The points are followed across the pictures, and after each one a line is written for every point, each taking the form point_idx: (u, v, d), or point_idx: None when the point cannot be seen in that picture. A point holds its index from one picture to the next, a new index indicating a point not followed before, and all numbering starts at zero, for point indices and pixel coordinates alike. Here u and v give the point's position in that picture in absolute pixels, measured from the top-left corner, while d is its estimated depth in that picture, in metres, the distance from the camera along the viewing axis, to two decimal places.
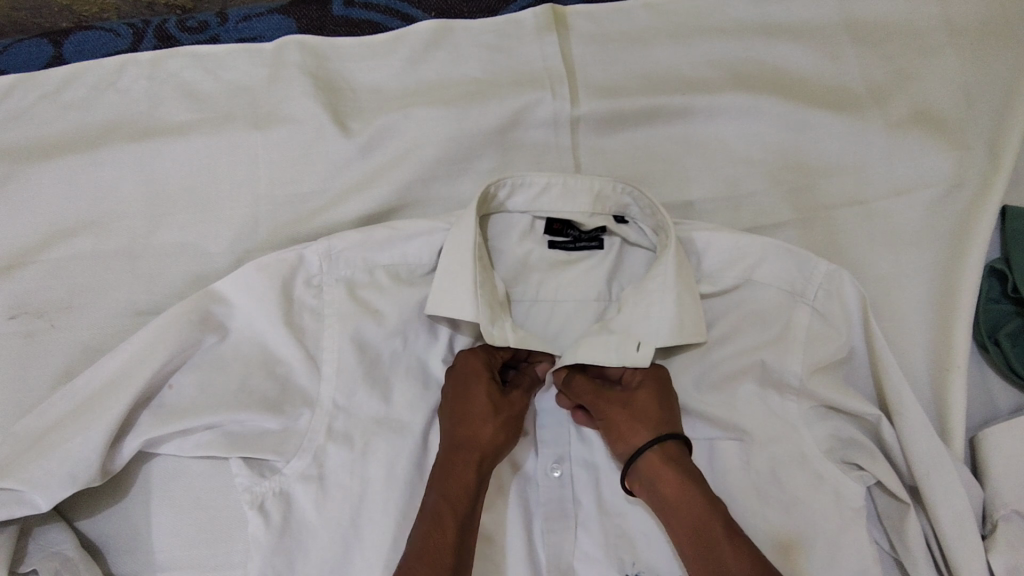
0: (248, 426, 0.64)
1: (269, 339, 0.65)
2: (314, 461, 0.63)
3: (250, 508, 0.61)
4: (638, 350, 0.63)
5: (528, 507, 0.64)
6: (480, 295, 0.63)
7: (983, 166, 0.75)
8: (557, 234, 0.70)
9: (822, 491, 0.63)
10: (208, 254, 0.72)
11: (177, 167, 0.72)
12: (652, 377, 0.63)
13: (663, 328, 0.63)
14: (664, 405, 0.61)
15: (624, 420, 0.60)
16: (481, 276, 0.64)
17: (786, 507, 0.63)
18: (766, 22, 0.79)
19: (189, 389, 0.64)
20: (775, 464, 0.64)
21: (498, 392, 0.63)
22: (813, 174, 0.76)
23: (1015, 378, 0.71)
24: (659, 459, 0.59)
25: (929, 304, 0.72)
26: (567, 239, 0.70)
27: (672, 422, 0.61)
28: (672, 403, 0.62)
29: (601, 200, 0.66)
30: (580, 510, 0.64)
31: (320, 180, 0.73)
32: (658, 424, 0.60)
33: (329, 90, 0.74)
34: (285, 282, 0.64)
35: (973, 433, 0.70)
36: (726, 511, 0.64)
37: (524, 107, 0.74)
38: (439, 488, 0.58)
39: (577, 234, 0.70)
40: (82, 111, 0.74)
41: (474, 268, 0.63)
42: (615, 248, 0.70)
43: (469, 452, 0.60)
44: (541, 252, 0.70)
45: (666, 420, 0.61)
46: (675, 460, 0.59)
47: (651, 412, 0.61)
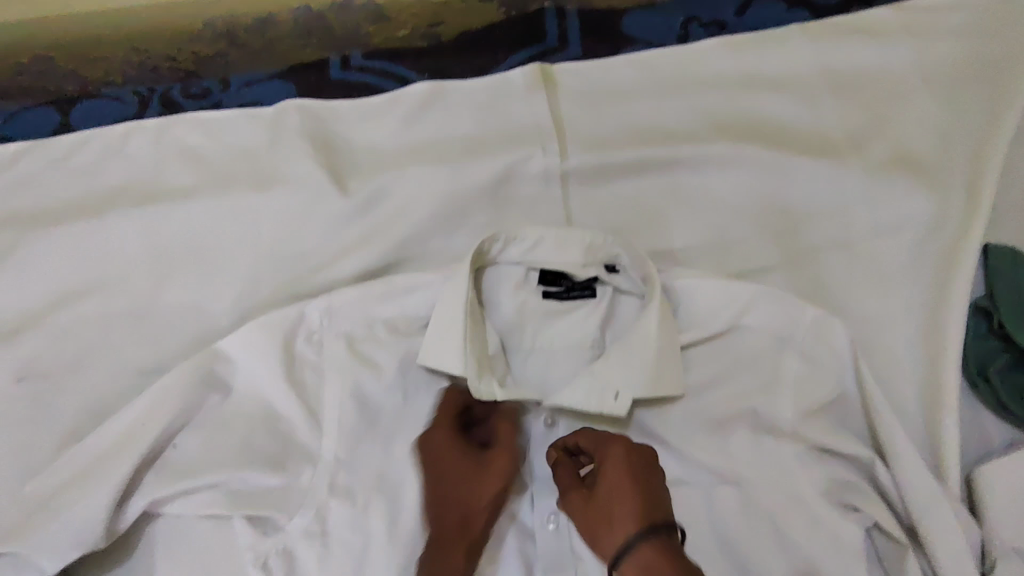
0: (251, 484, 0.64)
1: (271, 396, 0.67)
2: (316, 517, 0.63)
3: (253, 568, 0.61)
4: (616, 400, 0.65)
5: (528, 559, 0.64)
6: (471, 350, 0.65)
7: (963, 207, 0.77)
8: (552, 284, 0.72)
9: (821, 534, 0.63)
10: (212, 313, 0.73)
11: (183, 230, 0.75)
12: (618, 449, 0.63)
13: (639, 381, 0.65)
14: (628, 494, 0.60)
15: (589, 525, 0.62)
16: (471, 331, 0.65)
17: (785, 552, 0.64)
18: (747, 74, 0.82)
19: (193, 448, 0.65)
20: (773, 509, 0.64)
21: (475, 460, 0.66)
22: (798, 219, 0.78)
23: (1007, 414, 0.72)
24: (636, 564, 0.57)
25: (917, 343, 0.74)
26: (560, 288, 0.72)
27: (641, 510, 0.59)
28: (635, 480, 0.61)
29: (591, 254, 0.68)
30: (580, 561, 0.64)
31: (319, 237, 0.75)
32: (625, 523, 0.59)
33: (327, 151, 0.77)
34: (286, 340, 0.67)
35: (970, 470, 0.71)
36: (727, 557, 0.64)
37: (515, 163, 0.76)
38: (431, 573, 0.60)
39: (570, 283, 0.72)
40: (89, 177, 0.77)
41: (463, 325, 0.65)
42: (607, 296, 0.72)
43: (458, 528, 0.63)
44: (536, 303, 0.72)
45: (632, 516, 0.59)
46: (654, 560, 0.56)
47: (614, 514, 0.60)
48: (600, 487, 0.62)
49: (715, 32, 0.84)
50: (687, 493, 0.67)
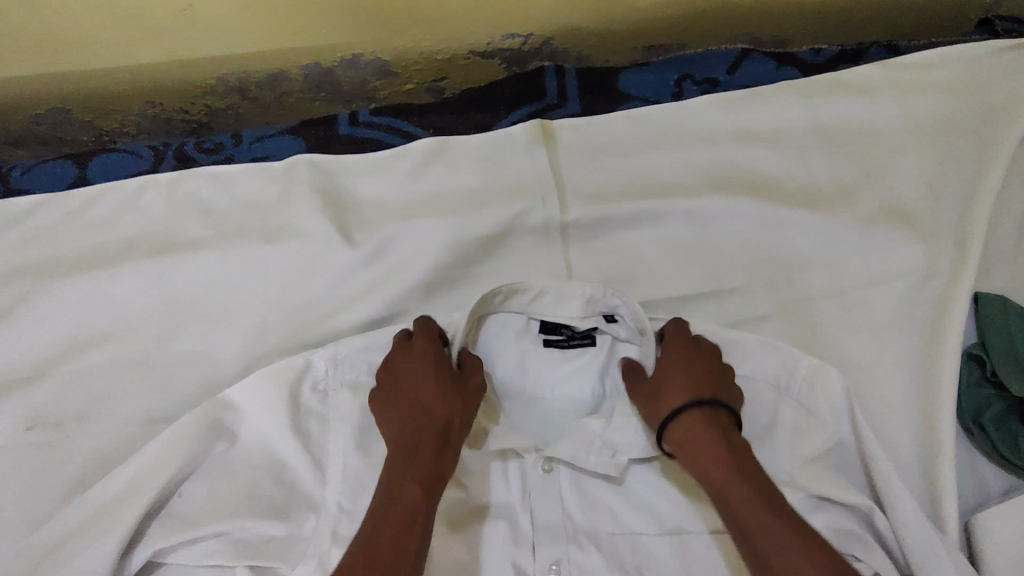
0: (256, 533, 0.64)
1: (277, 444, 0.68)
2: (319, 567, 0.62)
3: None
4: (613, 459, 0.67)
5: None
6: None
7: (951, 257, 0.79)
8: (551, 335, 0.72)
9: None
10: (219, 361, 0.75)
11: (194, 280, 0.77)
12: (683, 350, 0.67)
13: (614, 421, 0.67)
14: (690, 373, 0.65)
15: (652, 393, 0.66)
16: None
17: None
18: (740, 128, 0.85)
19: (200, 497, 0.66)
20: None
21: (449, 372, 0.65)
22: (791, 268, 0.80)
23: (1004, 461, 0.73)
24: (682, 433, 0.62)
25: (912, 390, 0.75)
26: (561, 337, 0.72)
27: (700, 387, 0.64)
28: (692, 368, 0.66)
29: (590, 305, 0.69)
30: None
31: (326, 288, 0.77)
32: (680, 391, 0.64)
33: (335, 204, 0.79)
34: (292, 390, 0.68)
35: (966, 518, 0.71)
36: None
37: (516, 215, 0.79)
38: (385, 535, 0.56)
39: (571, 333, 0.72)
40: (104, 229, 0.79)
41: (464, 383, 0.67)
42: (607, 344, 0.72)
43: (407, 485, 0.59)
44: (536, 353, 0.73)
45: (691, 388, 0.64)
46: (698, 428, 0.62)
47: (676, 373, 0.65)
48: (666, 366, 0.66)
49: (707, 89, 0.88)
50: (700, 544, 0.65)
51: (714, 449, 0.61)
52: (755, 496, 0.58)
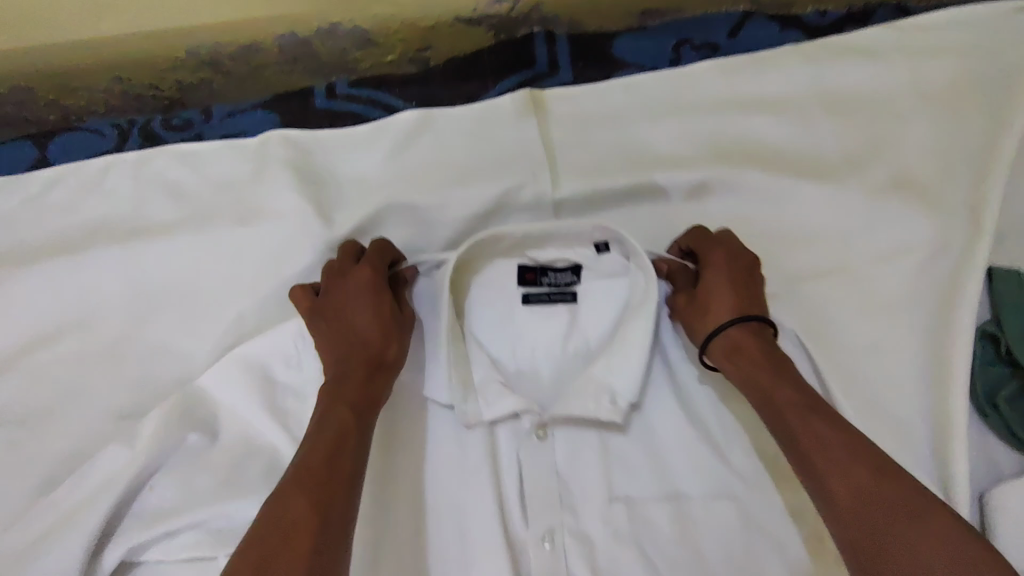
0: (236, 518, 0.62)
1: (252, 428, 0.65)
2: None
3: None
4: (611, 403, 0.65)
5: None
6: (450, 373, 0.65)
7: (964, 230, 0.75)
8: (531, 285, 0.72)
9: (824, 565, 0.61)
10: (192, 350, 0.70)
11: (164, 265, 0.72)
12: (722, 262, 0.69)
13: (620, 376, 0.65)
14: (732, 288, 0.68)
15: (690, 311, 0.68)
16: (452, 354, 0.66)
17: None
18: (742, 96, 0.80)
19: (170, 490, 0.62)
20: (779, 536, 0.62)
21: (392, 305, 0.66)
22: (794, 244, 0.77)
23: (1019, 442, 0.70)
24: (724, 346, 0.65)
25: (924, 368, 0.71)
26: (541, 290, 0.72)
27: (741, 304, 0.67)
28: (734, 282, 0.68)
29: (575, 236, 0.69)
30: None
31: (304, 270, 0.72)
32: (727, 308, 0.66)
33: (312, 182, 0.74)
34: (266, 369, 0.67)
35: (982, 493, 0.68)
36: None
37: (506, 191, 0.75)
38: (329, 438, 0.56)
39: (550, 285, 0.72)
40: (66, 213, 0.74)
41: (447, 345, 0.66)
42: (591, 285, 0.71)
43: (359, 397, 0.60)
44: (518, 308, 0.72)
45: (735, 305, 0.67)
46: (742, 339, 0.65)
47: (719, 290, 0.68)
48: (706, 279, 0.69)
49: (707, 54, 0.83)
50: (702, 508, 0.63)
51: (765, 370, 0.63)
52: (804, 412, 0.59)
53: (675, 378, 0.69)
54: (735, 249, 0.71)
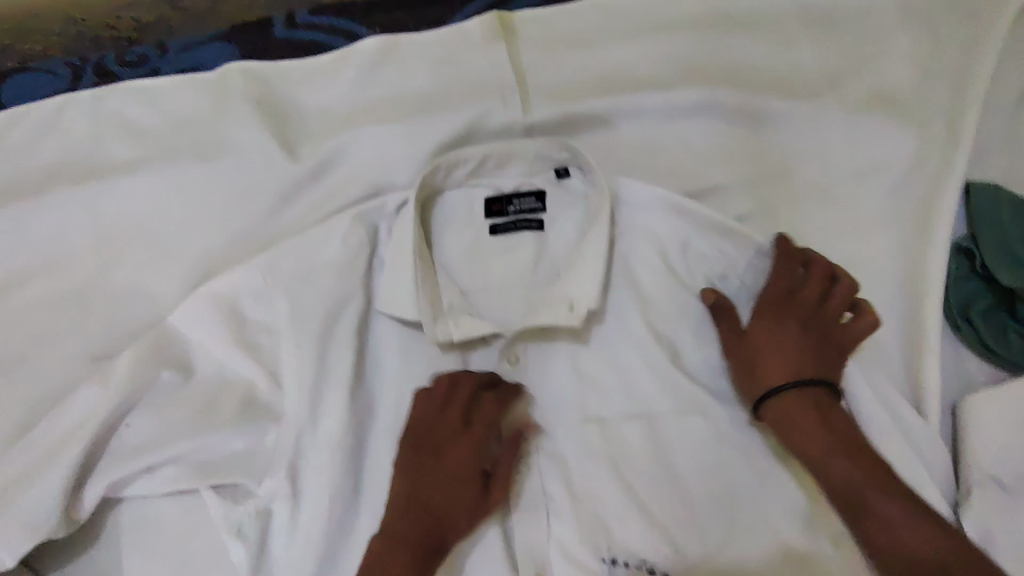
0: (216, 452, 0.65)
1: (227, 363, 0.66)
2: (287, 479, 0.64)
3: (228, 535, 0.63)
4: (572, 311, 0.70)
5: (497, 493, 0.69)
6: (420, 291, 0.67)
7: (942, 144, 0.74)
8: (498, 214, 0.76)
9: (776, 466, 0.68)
10: (161, 290, 0.70)
11: (126, 205, 0.71)
12: (766, 303, 0.68)
13: (594, 294, 0.69)
14: (797, 337, 0.66)
15: (747, 355, 0.67)
16: (421, 271, 0.68)
17: (744, 487, 0.67)
18: (720, 11, 0.77)
19: (145, 428, 0.63)
20: (738, 450, 0.68)
21: (462, 418, 0.65)
22: (772, 164, 0.76)
23: (990, 353, 0.71)
24: (778, 411, 0.64)
25: (898, 284, 0.71)
26: (507, 219, 0.76)
27: (806, 364, 0.65)
28: (798, 347, 0.65)
29: (539, 158, 0.73)
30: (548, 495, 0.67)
31: (271, 206, 0.71)
32: (789, 366, 0.65)
33: (276, 116, 0.72)
34: (235, 305, 0.67)
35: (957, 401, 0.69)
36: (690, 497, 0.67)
37: (475, 119, 0.73)
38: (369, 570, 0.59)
39: (515, 214, 0.76)
40: (20, 155, 0.71)
41: (414, 264, 0.68)
42: (555, 213, 0.76)
43: (409, 510, 0.62)
44: (486, 239, 0.76)
45: (792, 365, 0.65)
46: (790, 407, 0.63)
47: (787, 344, 0.65)
48: (756, 328, 0.67)
49: None
50: (673, 424, 0.69)
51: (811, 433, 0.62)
52: (854, 454, 0.61)
53: (646, 305, 0.73)
54: (797, 299, 0.67)
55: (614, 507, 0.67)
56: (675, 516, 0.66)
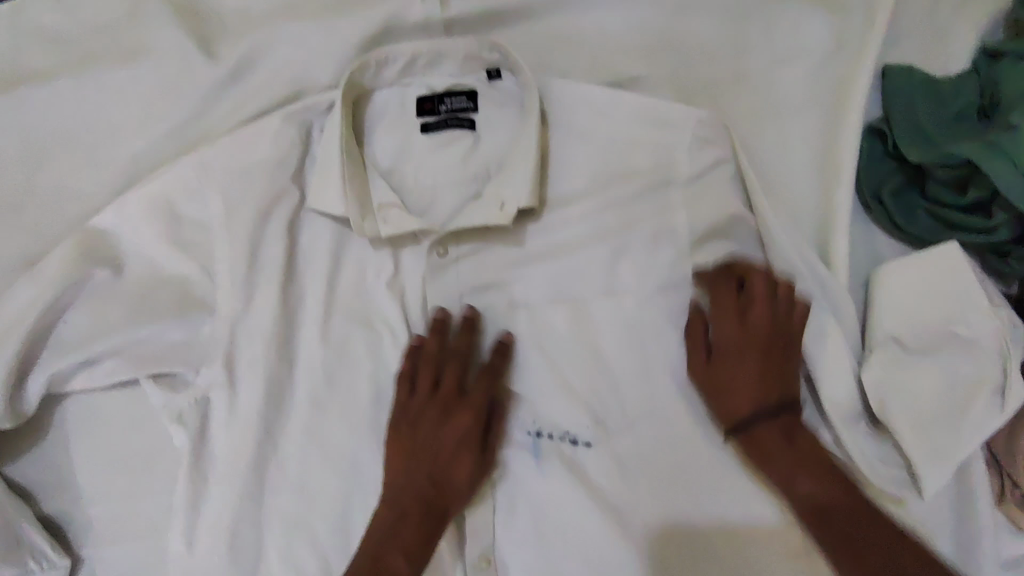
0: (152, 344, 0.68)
1: (158, 260, 0.69)
2: (224, 368, 0.67)
3: (171, 421, 0.67)
4: (502, 210, 0.69)
5: None
6: (347, 187, 0.68)
7: (861, 28, 0.75)
8: (429, 113, 0.74)
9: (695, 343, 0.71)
10: (89, 194, 0.71)
11: (48, 113, 0.71)
12: (729, 299, 0.69)
13: (523, 194, 0.68)
14: (762, 339, 0.67)
15: (731, 348, 0.68)
16: (349, 172, 0.68)
17: (660, 360, 0.72)
18: None
19: (82, 323, 0.67)
20: (654, 328, 0.72)
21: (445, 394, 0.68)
22: (691, 53, 0.77)
23: (899, 232, 0.73)
24: (717, 397, 0.68)
25: (814, 166, 0.74)
26: (438, 117, 0.74)
27: (767, 376, 0.66)
28: (767, 351, 0.67)
29: (468, 56, 0.71)
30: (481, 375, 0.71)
31: (194, 109, 0.72)
32: (751, 386, 0.66)
33: (192, 18, 0.72)
34: (166, 204, 0.69)
35: (868, 275, 0.73)
36: (610, 370, 0.72)
37: (392, 13, 0.73)
38: (380, 534, 0.64)
39: (446, 113, 0.74)
40: None
41: (341, 165, 0.68)
42: (486, 112, 0.74)
43: (413, 479, 0.66)
44: (417, 137, 0.74)
45: (759, 368, 0.66)
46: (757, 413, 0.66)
47: (748, 357, 0.67)
48: (749, 315, 0.68)
49: None
50: (598, 307, 0.73)
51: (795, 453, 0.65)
52: (813, 472, 0.64)
53: (568, 198, 0.74)
54: (724, 364, 0.67)
55: (541, 383, 0.72)
56: (594, 390, 0.72)
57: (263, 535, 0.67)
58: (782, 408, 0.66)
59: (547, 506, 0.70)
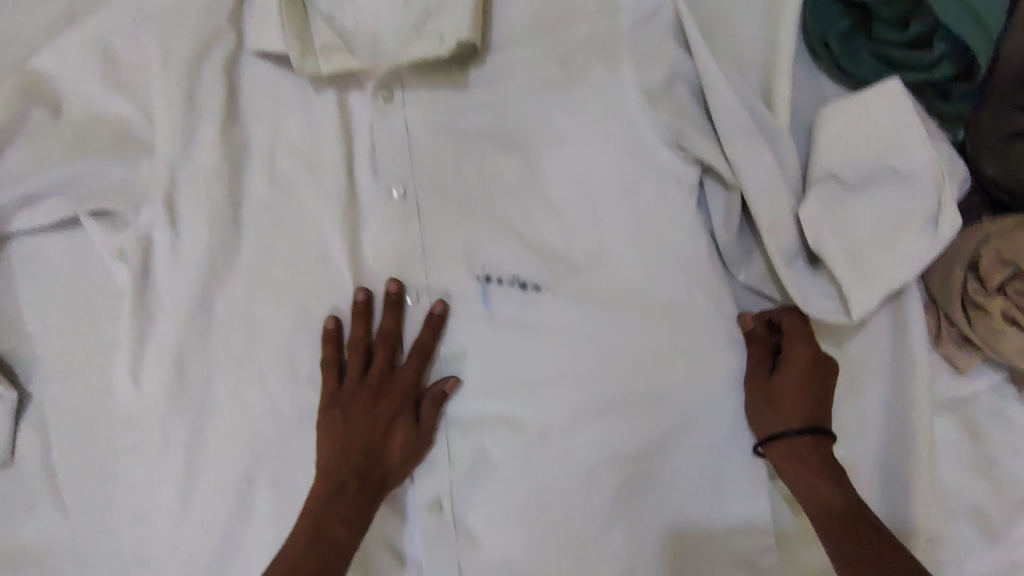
0: (93, 183, 0.69)
1: (98, 100, 0.69)
2: (164, 208, 0.68)
3: (112, 259, 0.69)
4: (443, 42, 0.67)
5: (373, 223, 0.71)
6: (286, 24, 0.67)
7: None
8: None
9: (641, 186, 0.71)
10: (31, 41, 0.72)
11: None
12: (800, 338, 0.71)
13: (463, 27, 0.67)
14: (804, 390, 0.70)
15: (766, 391, 0.71)
16: (287, 9, 0.68)
17: (607, 205, 0.72)
18: None
19: (22, 161, 0.68)
20: (601, 176, 0.71)
21: (373, 372, 0.69)
22: None
23: (845, 77, 0.73)
24: (752, 391, 0.71)
25: (766, 8, 0.72)
26: None
27: (809, 397, 0.69)
28: (809, 386, 0.70)
29: None
30: (425, 222, 0.70)
31: None
32: (791, 373, 0.70)
33: None
34: (104, 44, 0.68)
35: (814, 119, 0.71)
36: (557, 215, 0.72)
37: None
38: (316, 509, 0.65)
39: None
40: None
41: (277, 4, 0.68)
42: None
43: (348, 458, 0.67)
44: None
45: (803, 407, 0.69)
46: (785, 388, 0.70)
47: (786, 393, 0.70)
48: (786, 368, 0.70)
49: None
50: (547, 152, 0.72)
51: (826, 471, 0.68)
52: (823, 473, 0.68)
53: (514, 43, 0.72)
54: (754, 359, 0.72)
55: (484, 230, 0.71)
56: (542, 237, 0.72)
57: (212, 370, 0.69)
58: (819, 431, 0.69)
59: (491, 353, 0.71)
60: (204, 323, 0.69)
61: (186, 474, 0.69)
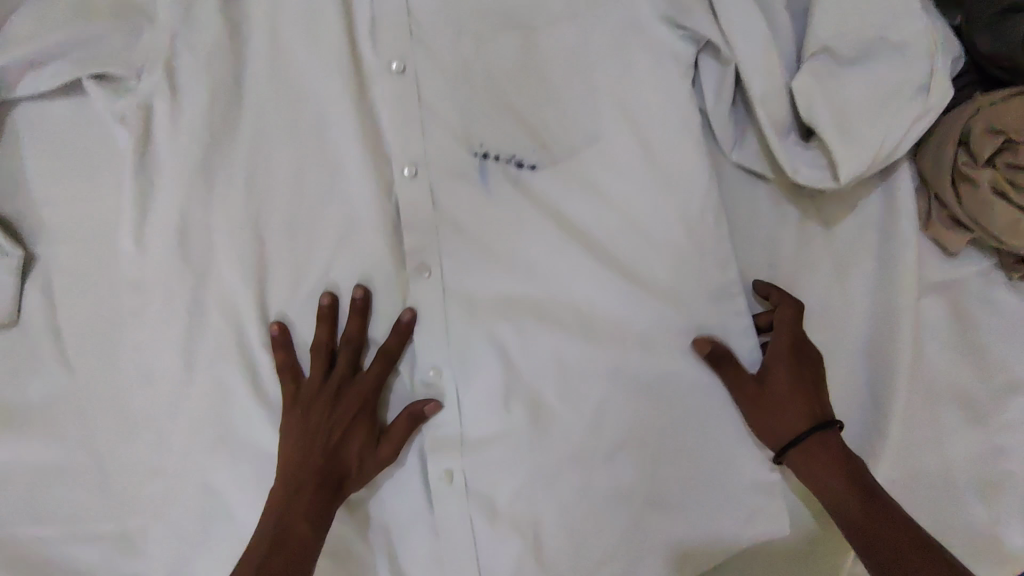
0: (93, 49, 0.69)
1: None
2: (165, 75, 0.69)
3: (116, 123, 0.71)
4: None
5: (377, 100, 0.72)
6: None
7: None
8: None
9: (639, 66, 0.71)
10: None
11: None
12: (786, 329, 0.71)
13: None
14: (801, 392, 0.70)
15: (779, 388, 0.70)
16: None
17: (605, 85, 0.72)
18: None
19: (25, 23, 0.69)
20: (601, 55, 0.71)
21: (334, 375, 0.71)
22: None
23: None
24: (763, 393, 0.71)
25: None
26: None
27: (809, 406, 0.70)
28: (802, 387, 0.70)
29: None
30: (425, 100, 0.71)
31: None
32: (788, 384, 0.70)
33: None
34: None
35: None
36: (557, 96, 0.72)
37: None
38: (278, 510, 0.67)
39: None
40: None
41: None
42: None
43: (308, 460, 0.69)
44: None
45: (804, 410, 0.70)
46: (784, 385, 0.70)
47: (790, 395, 0.70)
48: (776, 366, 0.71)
49: None
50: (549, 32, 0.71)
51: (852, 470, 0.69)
52: (844, 473, 0.68)
53: None
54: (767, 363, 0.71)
55: (483, 109, 0.71)
56: (542, 116, 0.72)
57: (213, 237, 0.71)
58: (825, 427, 0.69)
59: (487, 227, 0.72)
60: (206, 188, 0.71)
61: (189, 334, 0.71)
